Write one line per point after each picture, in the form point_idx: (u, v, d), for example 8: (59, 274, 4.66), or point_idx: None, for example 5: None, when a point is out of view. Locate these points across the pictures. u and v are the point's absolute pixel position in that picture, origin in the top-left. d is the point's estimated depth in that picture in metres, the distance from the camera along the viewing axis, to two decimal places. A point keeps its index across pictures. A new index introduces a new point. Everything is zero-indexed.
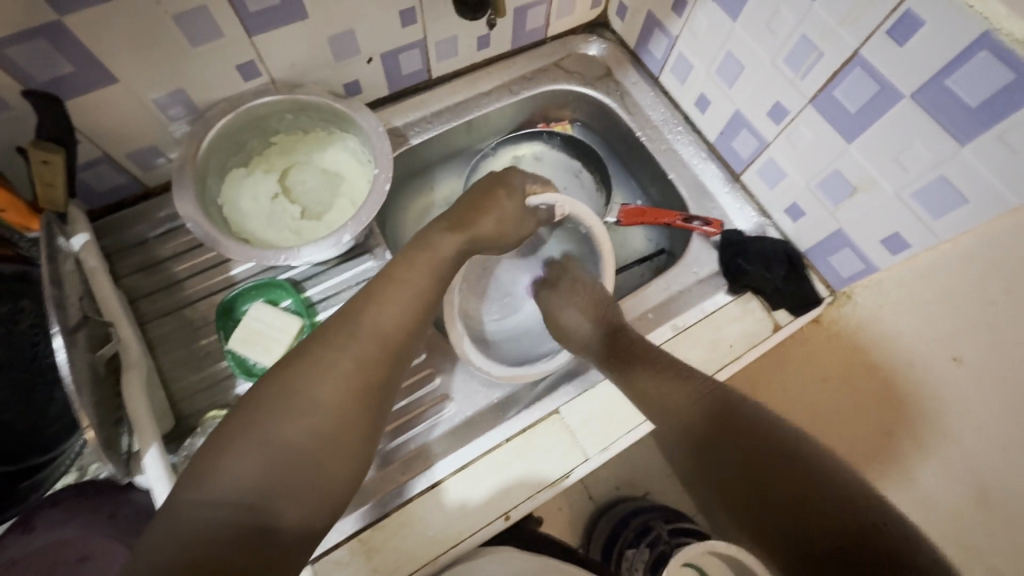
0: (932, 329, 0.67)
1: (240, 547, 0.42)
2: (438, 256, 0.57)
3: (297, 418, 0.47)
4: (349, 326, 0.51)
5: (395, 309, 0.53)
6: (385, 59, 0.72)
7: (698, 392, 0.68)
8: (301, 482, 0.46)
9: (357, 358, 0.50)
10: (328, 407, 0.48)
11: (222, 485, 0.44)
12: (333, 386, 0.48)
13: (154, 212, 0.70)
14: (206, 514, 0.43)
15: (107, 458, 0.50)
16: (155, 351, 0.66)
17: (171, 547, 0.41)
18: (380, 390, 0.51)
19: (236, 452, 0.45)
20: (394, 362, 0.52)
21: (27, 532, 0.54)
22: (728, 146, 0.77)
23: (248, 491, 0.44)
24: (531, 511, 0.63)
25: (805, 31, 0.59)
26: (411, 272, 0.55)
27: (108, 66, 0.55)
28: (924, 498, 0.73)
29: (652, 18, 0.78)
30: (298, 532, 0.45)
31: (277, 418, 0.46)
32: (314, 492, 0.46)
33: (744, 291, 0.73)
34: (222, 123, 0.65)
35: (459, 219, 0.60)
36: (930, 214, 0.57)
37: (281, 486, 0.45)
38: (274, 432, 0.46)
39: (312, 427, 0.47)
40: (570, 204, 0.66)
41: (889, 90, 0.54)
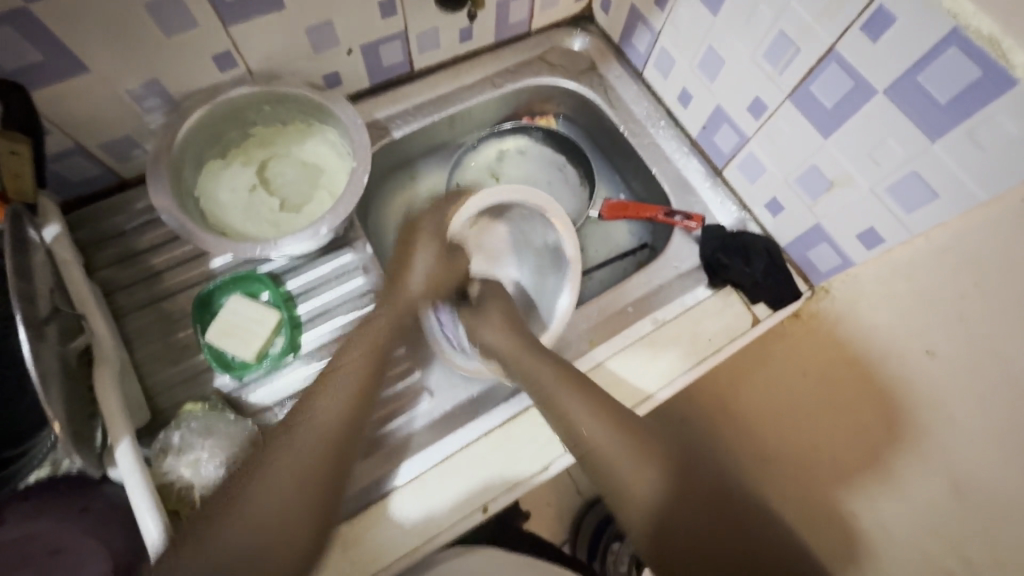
0: (907, 324, 0.65)
1: None
2: (374, 330, 0.62)
3: (269, 488, 0.52)
4: (318, 392, 0.57)
5: (331, 402, 0.56)
6: (366, 50, 0.71)
7: (641, 407, 0.67)
8: (284, 544, 0.51)
9: (326, 417, 0.56)
10: (298, 474, 0.53)
11: (207, 555, 0.48)
12: (302, 449, 0.54)
13: (130, 204, 0.69)
14: None
15: (76, 451, 0.49)
16: (132, 343, 0.65)
17: None
18: (334, 467, 0.54)
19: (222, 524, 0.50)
20: (364, 410, 0.58)
21: (0, 525, 0.53)
22: (710, 141, 0.78)
23: (237, 556, 0.49)
24: (510, 504, 0.63)
25: (782, 27, 0.59)
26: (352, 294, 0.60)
27: (79, 55, 0.54)
28: (915, 503, 0.70)
29: (635, 12, 0.78)
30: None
31: (258, 489, 0.52)
32: (298, 551, 0.52)
33: (723, 285, 0.74)
34: (198, 114, 0.64)
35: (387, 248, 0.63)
36: (903, 209, 0.59)
37: (268, 549, 0.50)
38: (254, 500, 0.51)
39: (284, 498, 0.52)
40: (511, 190, 0.72)
41: (863, 86, 0.55)
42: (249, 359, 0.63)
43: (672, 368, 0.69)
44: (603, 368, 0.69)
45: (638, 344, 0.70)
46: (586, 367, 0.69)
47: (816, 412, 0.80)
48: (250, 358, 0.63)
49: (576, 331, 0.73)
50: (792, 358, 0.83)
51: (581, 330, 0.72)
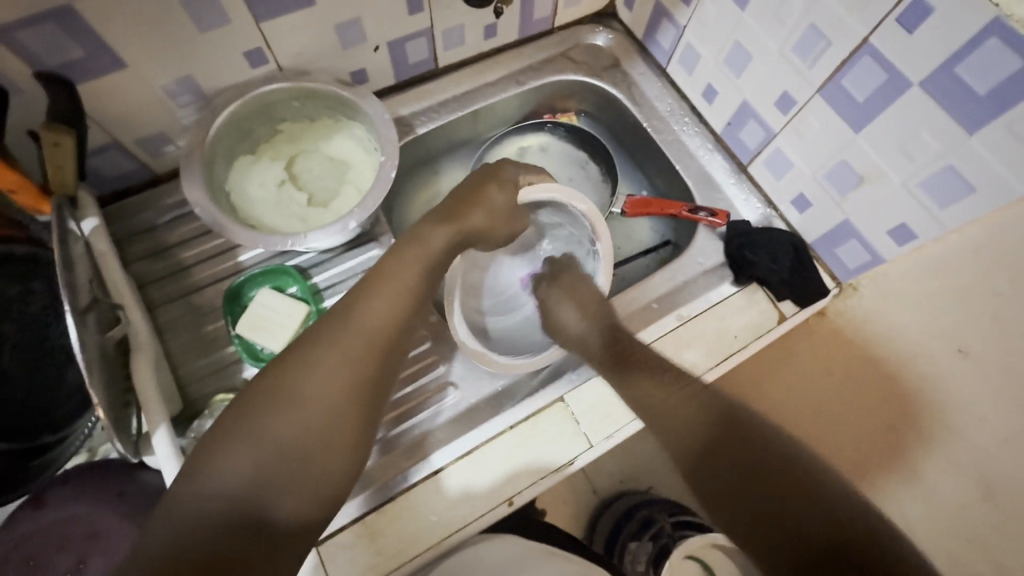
0: (938, 324, 0.68)
1: (233, 537, 0.44)
2: (428, 249, 0.57)
3: (308, 397, 0.48)
4: (338, 326, 0.51)
5: (380, 309, 0.53)
6: (392, 47, 0.72)
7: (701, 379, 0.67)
8: (292, 480, 0.47)
9: (345, 352, 0.50)
10: (314, 408, 0.48)
11: (211, 478, 0.45)
12: (317, 385, 0.48)
13: (162, 199, 0.71)
14: (210, 505, 0.44)
15: (118, 437, 0.50)
16: (163, 335, 0.66)
17: (170, 536, 0.43)
18: (371, 387, 0.51)
19: (229, 449, 0.46)
20: (387, 355, 0.52)
21: (40, 508, 0.56)
22: (735, 137, 0.77)
23: (240, 486, 0.45)
24: (535, 497, 0.63)
25: (814, 20, 0.59)
26: (399, 266, 0.55)
27: (118, 51, 0.55)
28: (932, 497, 0.74)
29: (660, 7, 0.78)
30: (292, 521, 0.46)
31: (269, 417, 0.47)
32: (307, 493, 0.47)
33: (750, 281, 0.72)
34: (229, 109, 0.65)
35: (449, 211, 0.60)
36: (936, 204, 0.57)
37: (274, 482, 0.46)
38: (262, 429, 0.47)
39: (322, 407, 0.48)
40: (566, 193, 0.65)
41: (897, 78, 0.54)
42: (277, 351, 0.64)
43: (696, 366, 0.68)
44: (645, 351, 0.69)
45: (661, 341, 0.70)
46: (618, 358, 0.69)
47: (838, 415, 0.77)
48: (278, 351, 0.64)
49: None
50: (817, 359, 0.79)
51: None
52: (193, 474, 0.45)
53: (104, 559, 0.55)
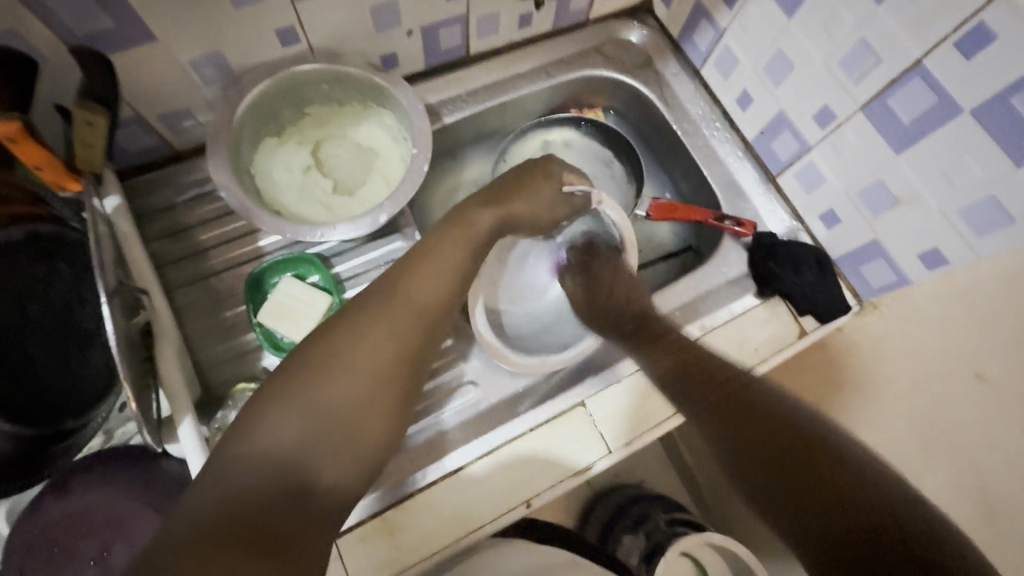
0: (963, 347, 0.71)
1: (278, 504, 0.42)
2: (475, 230, 0.57)
3: (354, 366, 0.47)
4: (391, 290, 0.51)
5: (432, 281, 0.53)
6: (426, 33, 0.70)
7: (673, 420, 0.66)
8: (338, 449, 0.46)
9: (395, 323, 0.50)
10: (363, 380, 0.47)
11: (260, 444, 0.43)
12: (367, 356, 0.48)
13: (179, 178, 0.69)
14: (255, 470, 0.42)
15: (145, 425, 0.49)
16: (182, 319, 0.65)
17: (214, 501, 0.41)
18: (415, 359, 0.51)
19: (278, 413, 0.45)
20: (430, 335, 0.52)
21: (65, 495, 0.54)
22: (768, 147, 0.76)
23: (288, 451, 0.44)
24: (554, 499, 0.63)
25: (865, 35, 0.58)
26: (444, 244, 0.54)
27: (148, 25, 0.53)
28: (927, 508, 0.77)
29: (699, 7, 0.76)
30: (333, 491, 0.46)
31: (318, 382, 0.46)
32: (350, 462, 0.47)
33: (773, 295, 0.73)
34: (258, 90, 0.63)
35: (493, 198, 0.60)
36: (973, 231, 0.57)
37: (321, 451, 0.45)
38: (312, 398, 0.46)
39: (368, 377, 0.48)
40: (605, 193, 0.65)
41: (947, 103, 0.53)
42: (299, 342, 0.63)
43: None
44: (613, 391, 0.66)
45: None
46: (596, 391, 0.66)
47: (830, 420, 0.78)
48: (300, 341, 0.63)
49: None
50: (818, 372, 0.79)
51: None
52: (238, 439, 0.44)
53: (126, 549, 0.53)
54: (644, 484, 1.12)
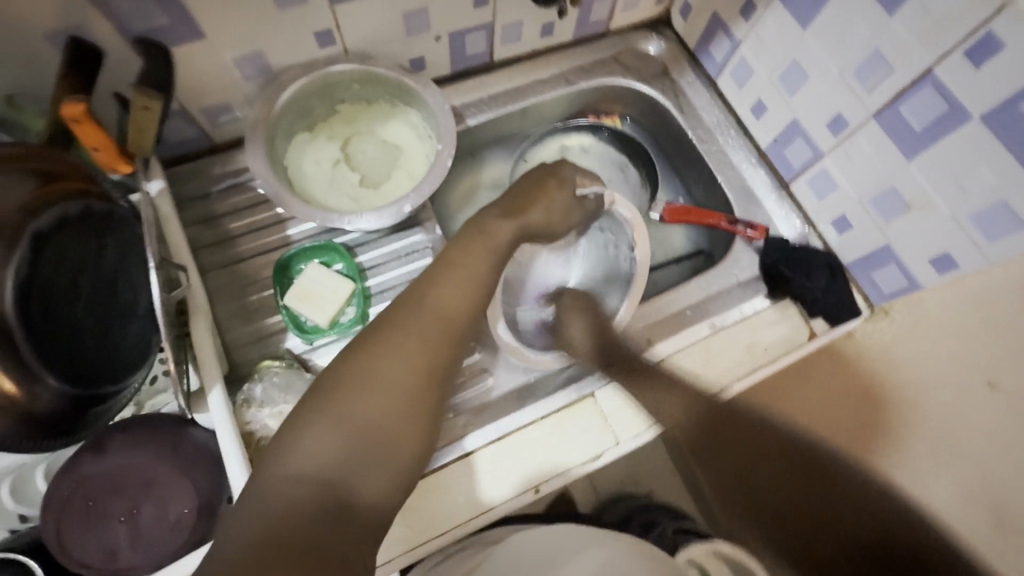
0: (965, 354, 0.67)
1: (320, 520, 0.43)
2: (495, 241, 0.60)
3: (385, 380, 0.49)
4: (416, 305, 0.53)
5: (454, 292, 0.55)
6: (453, 38, 0.74)
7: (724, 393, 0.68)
8: (375, 461, 0.47)
9: (422, 337, 0.52)
10: (395, 392, 0.49)
11: (302, 457, 0.45)
12: (400, 370, 0.49)
13: (215, 168, 0.73)
14: (295, 487, 0.43)
15: (178, 392, 0.52)
16: (213, 301, 0.69)
17: (257, 521, 0.41)
18: (442, 370, 0.52)
19: (315, 428, 0.46)
20: (458, 344, 0.54)
21: (101, 453, 0.54)
22: (782, 154, 0.78)
23: (327, 465, 0.45)
24: (562, 487, 0.65)
25: (878, 45, 0.59)
26: (468, 257, 0.58)
27: (200, 23, 0.57)
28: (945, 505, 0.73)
29: (717, 20, 0.79)
30: (372, 504, 0.46)
31: (353, 397, 0.47)
32: (387, 475, 0.47)
33: (783, 297, 0.75)
34: (295, 87, 0.67)
35: (512, 207, 0.63)
36: (986, 238, 0.58)
37: (358, 464, 0.46)
38: (349, 411, 0.47)
39: (400, 391, 0.49)
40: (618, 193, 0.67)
41: (958, 111, 0.55)
42: (322, 325, 0.66)
43: (725, 377, 0.70)
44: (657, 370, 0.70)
45: (695, 347, 0.71)
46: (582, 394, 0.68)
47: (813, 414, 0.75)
48: (322, 324, 0.66)
49: (633, 330, 0.73)
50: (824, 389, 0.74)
51: (637, 329, 0.73)
52: (280, 454, 0.45)
53: (157, 508, 0.53)
54: (651, 494, 1.06)
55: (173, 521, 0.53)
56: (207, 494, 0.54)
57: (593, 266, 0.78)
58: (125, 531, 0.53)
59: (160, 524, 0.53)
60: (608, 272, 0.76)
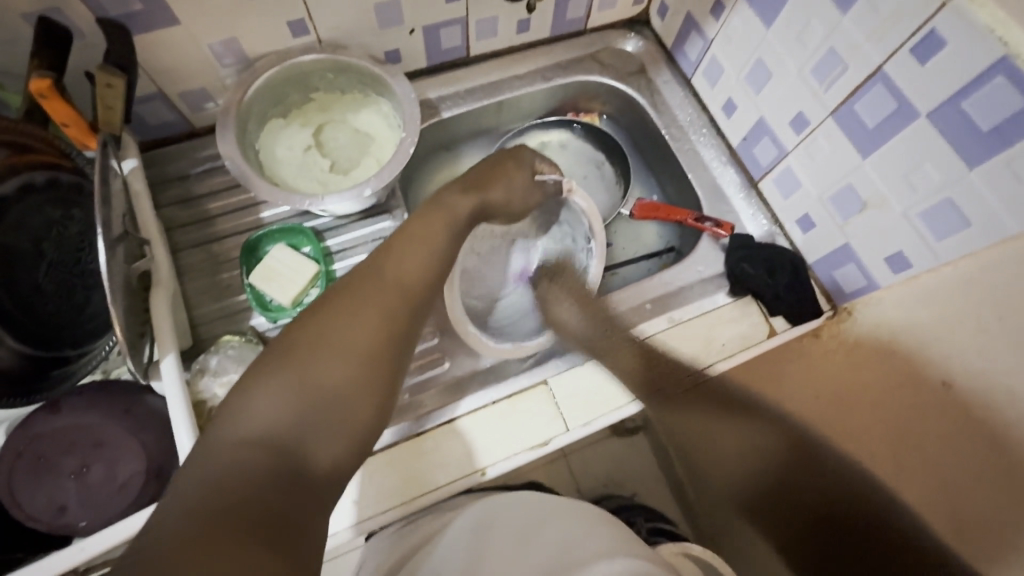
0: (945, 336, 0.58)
1: (270, 485, 0.40)
2: (452, 214, 0.57)
3: (342, 344, 0.46)
4: (376, 276, 0.51)
5: (417, 261, 0.53)
6: (427, 31, 0.76)
7: (666, 388, 0.72)
8: (332, 428, 0.44)
9: (383, 304, 0.49)
10: (354, 358, 0.46)
11: (253, 423, 0.41)
12: (359, 335, 0.47)
13: (197, 152, 0.75)
14: (244, 451, 0.40)
15: (132, 358, 0.54)
16: (183, 278, 0.71)
17: (200, 487, 0.38)
18: (401, 336, 0.49)
19: (267, 391, 0.43)
20: (417, 313, 0.51)
21: (56, 412, 0.57)
22: (750, 152, 0.78)
23: (280, 430, 0.42)
24: (509, 471, 0.67)
25: (833, 43, 0.60)
26: (426, 227, 0.55)
27: (172, 9, 0.59)
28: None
29: (691, 19, 0.79)
30: (329, 471, 0.43)
31: (310, 360, 0.45)
32: (345, 441, 0.45)
33: (745, 294, 0.75)
34: (268, 75, 0.69)
35: (474, 185, 0.61)
36: (934, 235, 0.58)
37: (315, 430, 0.43)
38: (306, 375, 0.44)
39: (358, 354, 0.46)
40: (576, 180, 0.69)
41: (906, 108, 0.55)
42: (284, 304, 0.68)
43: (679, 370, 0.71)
44: None
45: (651, 339, 0.72)
46: (536, 379, 0.70)
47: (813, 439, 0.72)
48: (285, 304, 0.68)
49: None
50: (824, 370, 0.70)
51: None
52: (228, 420, 0.42)
53: (106, 468, 0.56)
54: (636, 496, 1.02)
55: (121, 482, 0.56)
56: (156, 459, 0.57)
57: (551, 253, 0.82)
58: (74, 488, 0.56)
59: (109, 483, 0.56)
60: (566, 259, 0.79)
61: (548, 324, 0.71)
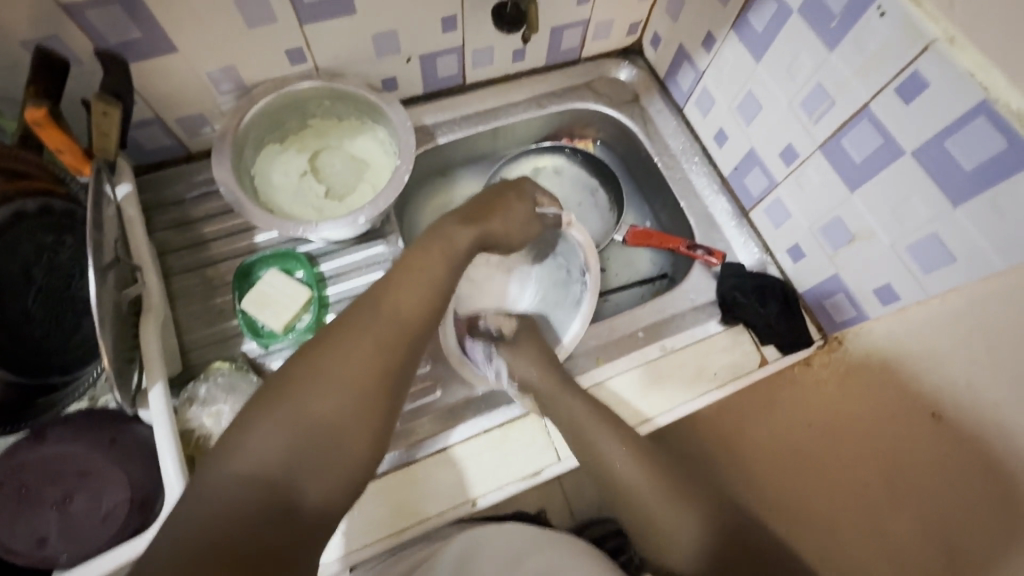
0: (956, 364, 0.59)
1: (260, 523, 0.40)
2: (451, 247, 0.57)
3: (337, 378, 0.46)
4: (369, 307, 0.50)
5: (413, 295, 0.53)
6: (424, 60, 0.77)
7: (642, 427, 0.70)
8: (323, 463, 0.44)
9: (378, 336, 0.49)
10: (349, 389, 0.46)
11: (246, 455, 0.41)
12: (355, 367, 0.47)
13: (192, 175, 0.76)
14: (234, 487, 0.40)
15: (118, 387, 0.53)
16: (175, 302, 0.71)
17: (191, 523, 0.38)
18: (396, 368, 0.49)
19: (260, 424, 0.43)
20: (412, 344, 0.51)
21: (40, 441, 0.56)
22: (741, 182, 0.80)
23: (271, 465, 0.42)
24: (500, 501, 0.66)
25: (820, 81, 0.61)
26: (424, 262, 0.54)
27: (171, 38, 0.60)
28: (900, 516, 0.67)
29: (682, 51, 0.81)
30: (319, 508, 0.43)
31: (304, 394, 0.45)
32: (338, 475, 0.44)
33: (736, 323, 0.75)
34: (265, 101, 0.70)
35: (469, 214, 0.62)
36: (921, 269, 0.59)
37: (306, 466, 0.43)
38: (299, 409, 0.44)
39: (351, 388, 0.46)
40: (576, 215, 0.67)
41: (891, 145, 0.57)
42: (276, 330, 0.68)
43: (672, 399, 0.71)
44: (605, 388, 0.72)
45: (644, 368, 0.73)
46: (529, 409, 0.70)
47: (810, 465, 0.76)
48: (277, 329, 0.68)
49: (584, 348, 0.75)
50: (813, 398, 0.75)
51: (589, 348, 0.75)
52: (221, 454, 0.42)
53: (88, 500, 0.55)
54: None
55: (104, 513, 0.55)
56: (141, 489, 0.56)
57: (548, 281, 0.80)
58: (56, 519, 0.55)
59: (92, 514, 0.55)
60: (561, 289, 0.78)
61: (542, 352, 0.71)
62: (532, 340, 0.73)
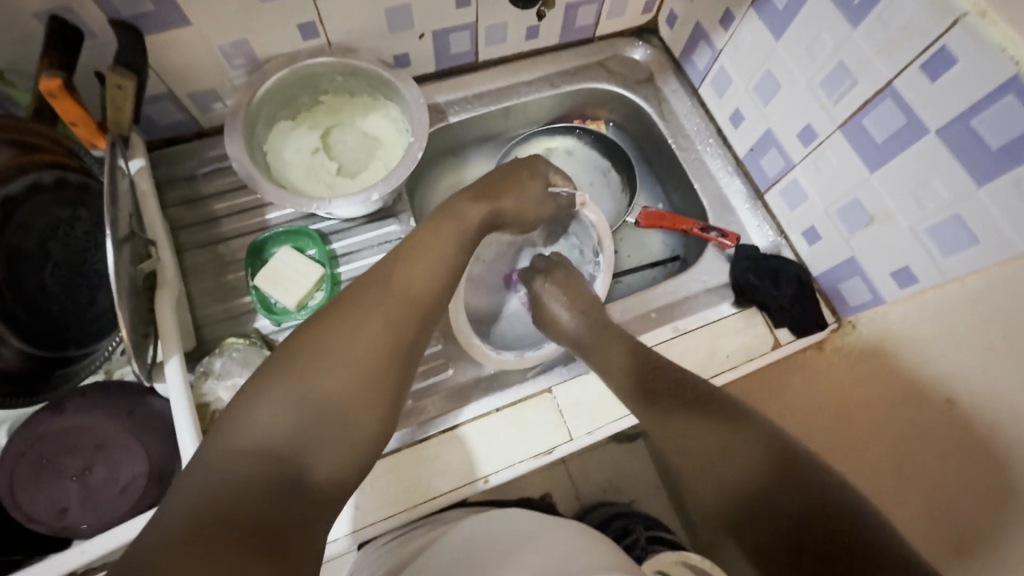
0: (947, 333, 0.60)
1: (270, 497, 0.39)
2: (465, 222, 0.56)
3: (347, 355, 0.46)
4: (382, 284, 0.50)
5: (428, 270, 0.52)
6: (437, 36, 0.76)
7: (711, 381, 0.71)
8: (337, 438, 0.44)
9: (390, 313, 0.49)
10: (361, 367, 0.46)
11: (255, 431, 0.41)
12: (366, 343, 0.47)
13: (204, 152, 0.75)
14: (246, 461, 0.40)
15: (137, 359, 0.54)
16: (188, 278, 0.71)
17: (202, 493, 0.38)
18: (407, 346, 0.49)
19: (272, 397, 0.43)
20: (426, 320, 0.51)
21: (60, 412, 0.57)
22: (757, 163, 0.79)
23: (281, 440, 0.42)
24: (510, 479, 0.67)
25: (842, 58, 0.60)
26: (439, 237, 0.54)
27: (184, 11, 0.59)
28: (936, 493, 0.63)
29: (700, 29, 0.79)
30: (330, 482, 0.43)
31: (317, 369, 0.44)
32: (348, 452, 0.44)
33: (749, 305, 0.75)
34: (278, 77, 0.69)
35: (487, 192, 0.61)
36: (940, 251, 0.58)
37: (318, 440, 0.43)
38: (312, 385, 0.44)
39: (362, 366, 0.46)
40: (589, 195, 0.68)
41: (915, 123, 0.55)
42: (290, 307, 0.68)
43: None
44: None
45: (655, 349, 0.73)
46: (540, 388, 0.70)
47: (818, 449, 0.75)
48: (290, 306, 0.68)
49: None
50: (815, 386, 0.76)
51: None
52: (230, 427, 0.42)
53: (107, 471, 0.56)
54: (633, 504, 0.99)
55: (122, 485, 0.56)
56: (158, 462, 0.57)
57: None
58: (75, 491, 0.55)
59: (110, 486, 0.56)
60: (574, 270, 0.79)
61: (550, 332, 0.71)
62: (543, 319, 0.73)
